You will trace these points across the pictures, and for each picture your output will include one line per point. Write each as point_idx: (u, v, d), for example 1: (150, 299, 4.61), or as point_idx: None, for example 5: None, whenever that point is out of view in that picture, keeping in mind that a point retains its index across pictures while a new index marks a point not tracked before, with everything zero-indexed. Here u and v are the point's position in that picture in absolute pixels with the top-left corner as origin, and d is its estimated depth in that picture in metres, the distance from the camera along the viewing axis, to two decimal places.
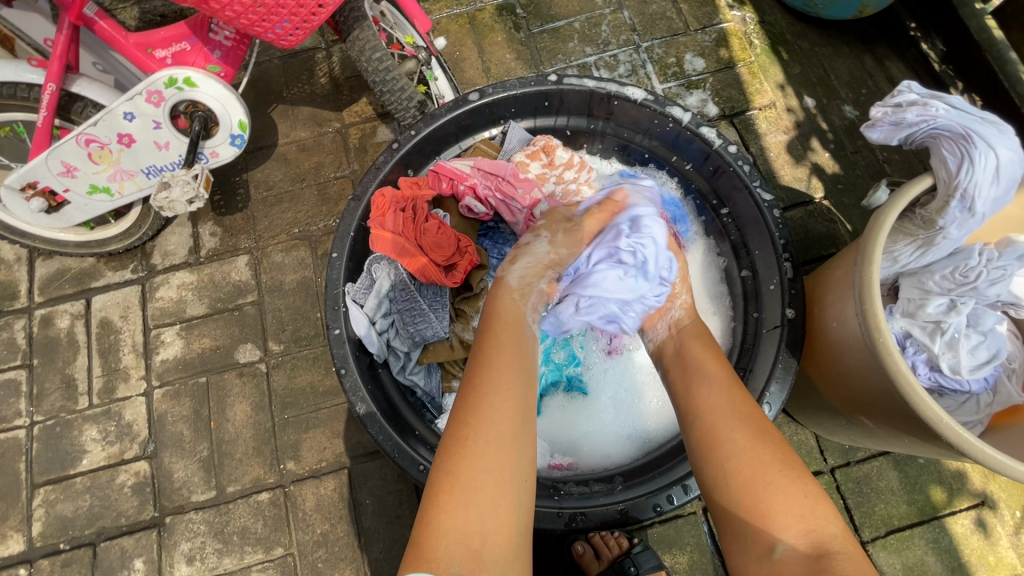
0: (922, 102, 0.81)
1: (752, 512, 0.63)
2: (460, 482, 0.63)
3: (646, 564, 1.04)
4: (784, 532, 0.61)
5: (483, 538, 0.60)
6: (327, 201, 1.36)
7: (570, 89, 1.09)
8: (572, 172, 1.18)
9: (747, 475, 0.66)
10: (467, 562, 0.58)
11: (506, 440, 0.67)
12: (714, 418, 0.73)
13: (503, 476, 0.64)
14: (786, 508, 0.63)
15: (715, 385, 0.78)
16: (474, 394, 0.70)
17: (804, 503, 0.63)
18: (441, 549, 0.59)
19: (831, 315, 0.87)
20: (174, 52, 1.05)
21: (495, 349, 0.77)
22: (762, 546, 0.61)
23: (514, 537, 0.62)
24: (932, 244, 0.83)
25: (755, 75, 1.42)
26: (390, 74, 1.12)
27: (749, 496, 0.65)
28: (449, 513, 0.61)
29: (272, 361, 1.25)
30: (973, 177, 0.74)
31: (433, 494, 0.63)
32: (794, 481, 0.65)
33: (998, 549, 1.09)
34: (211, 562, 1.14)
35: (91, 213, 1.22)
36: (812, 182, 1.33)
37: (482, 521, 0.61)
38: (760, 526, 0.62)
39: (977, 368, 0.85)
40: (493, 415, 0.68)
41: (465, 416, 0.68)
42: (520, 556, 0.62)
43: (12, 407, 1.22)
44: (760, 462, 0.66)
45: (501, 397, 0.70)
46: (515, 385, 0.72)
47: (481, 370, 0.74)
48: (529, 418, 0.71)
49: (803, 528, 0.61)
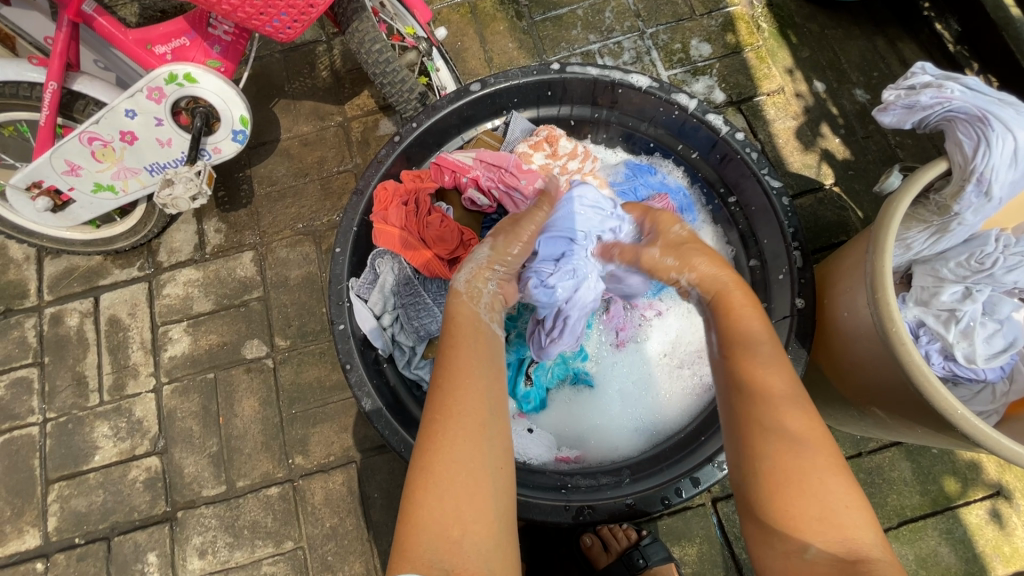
0: (937, 84, 0.79)
1: (780, 512, 0.59)
2: (436, 477, 0.61)
3: (655, 555, 1.03)
4: (812, 532, 0.57)
5: (462, 529, 0.59)
6: (331, 196, 1.36)
7: (573, 77, 1.06)
8: (576, 162, 1.17)
9: (778, 475, 0.61)
10: (447, 553, 0.57)
11: (476, 434, 0.65)
12: (760, 408, 0.66)
13: (478, 469, 0.63)
14: (827, 516, 0.57)
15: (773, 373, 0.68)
16: (438, 392, 0.68)
17: (845, 511, 0.58)
18: (421, 547, 0.58)
19: (842, 304, 0.85)
20: (174, 47, 1.04)
21: (457, 350, 0.73)
22: (791, 547, 0.57)
23: (495, 524, 0.61)
24: (947, 230, 0.81)
25: (763, 59, 1.39)
26: (390, 66, 1.11)
27: (779, 498, 0.60)
28: (425, 508, 0.60)
29: (278, 356, 1.25)
30: (989, 161, 0.72)
31: (412, 491, 0.62)
32: (841, 486, 0.59)
33: (1014, 539, 1.08)
34: (223, 555, 1.15)
35: (96, 212, 1.22)
36: (822, 169, 1.30)
37: (459, 514, 0.60)
38: (787, 528, 0.58)
39: (993, 357, 0.82)
40: (462, 413, 0.66)
41: (435, 415, 0.66)
42: (507, 547, 0.61)
43: (25, 405, 1.23)
44: (807, 461, 0.61)
45: (467, 393, 0.68)
46: (478, 381, 0.70)
47: (445, 371, 0.71)
48: (498, 410, 0.69)
49: (846, 537, 0.56)
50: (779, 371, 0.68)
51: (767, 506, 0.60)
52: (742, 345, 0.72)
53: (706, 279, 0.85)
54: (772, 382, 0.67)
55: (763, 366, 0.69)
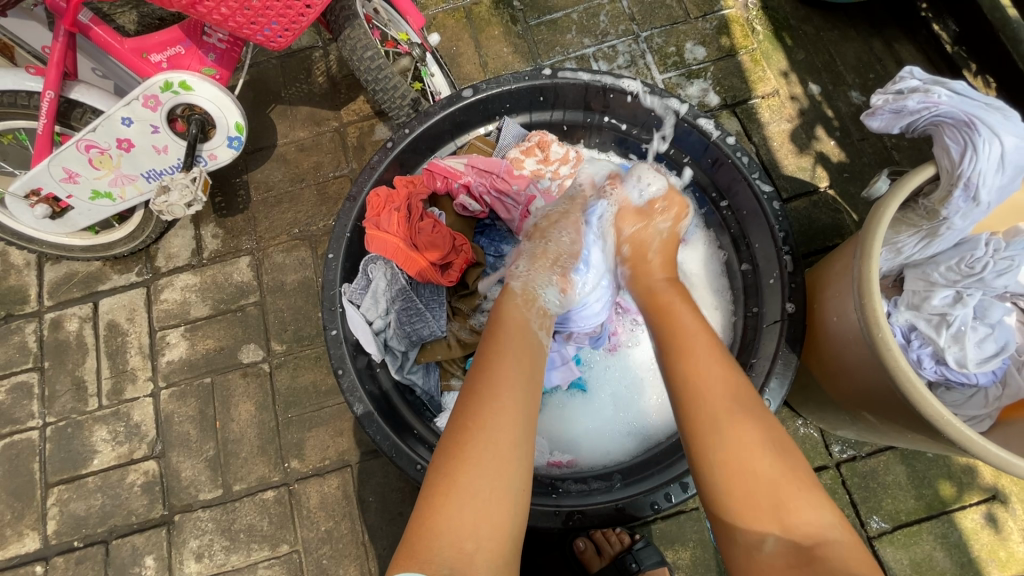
0: (924, 88, 0.78)
1: (731, 504, 0.61)
2: (458, 486, 0.62)
3: (648, 560, 1.03)
4: (769, 523, 0.59)
5: (475, 543, 0.59)
6: (326, 201, 1.37)
7: (565, 82, 1.07)
8: (568, 167, 1.17)
9: (734, 470, 0.61)
10: (459, 563, 0.57)
11: (505, 447, 0.65)
12: (700, 403, 0.67)
13: (500, 487, 0.62)
14: (781, 509, 0.59)
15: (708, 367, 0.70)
16: (473, 398, 0.69)
17: (796, 500, 0.59)
18: (434, 550, 0.58)
19: (831, 309, 0.85)
20: (169, 56, 1.05)
21: (499, 357, 0.74)
22: (750, 540, 0.59)
23: (507, 541, 0.61)
24: (937, 235, 0.81)
25: (758, 62, 1.39)
26: (383, 73, 1.11)
27: (733, 487, 0.61)
28: (444, 515, 0.60)
29: (275, 361, 1.26)
30: (976, 166, 0.71)
31: (429, 496, 0.62)
32: (796, 477, 0.61)
33: (1010, 544, 1.07)
34: (219, 558, 1.16)
35: (95, 218, 1.23)
36: (817, 171, 1.30)
37: (476, 525, 0.60)
38: (745, 521, 0.60)
39: (984, 361, 0.82)
40: (491, 423, 0.66)
41: (465, 421, 0.67)
42: (512, 560, 0.61)
43: (26, 409, 1.25)
44: (752, 456, 0.62)
45: (503, 403, 0.68)
46: (517, 391, 0.70)
47: (485, 375, 0.71)
48: (530, 426, 0.68)
49: (795, 525, 0.58)
50: (719, 362, 0.71)
51: (720, 499, 0.62)
52: (688, 346, 0.73)
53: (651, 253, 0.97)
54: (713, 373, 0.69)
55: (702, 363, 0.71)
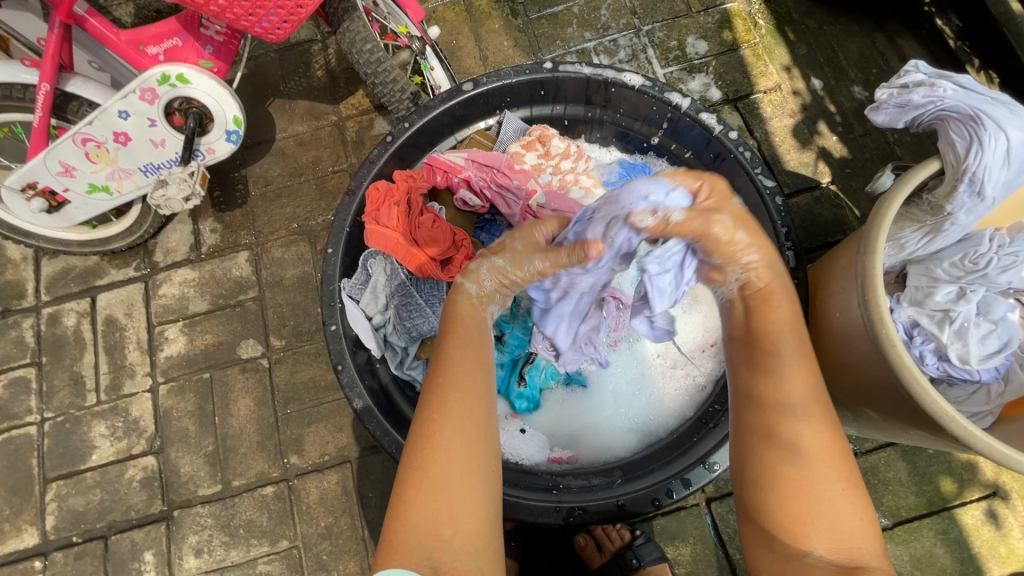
0: (929, 82, 0.78)
1: (782, 519, 0.64)
2: (429, 478, 0.61)
3: (649, 555, 1.04)
4: (817, 541, 0.61)
5: (453, 530, 0.59)
6: (326, 195, 1.36)
7: (566, 76, 1.07)
8: (569, 161, 1.15)
9: (791, 486, 0.64)
10: (436, 550, 0.58)
11: (472, 435, 0.65)
12: (774, 419, 0.68)
13: (471, 474, 0.62)
14: (828, 523, 0.62)
15: (794, 377, 0.69)
16: (436, 393, 0.67)
17: (843, 522, 0.62)
18: (412, 544, 0.58)
19: (835, 305, 0.84)
20: (166, 49, 1.04)
21: (460, 348, 0.72)
22: (793, 551, 0.62)
23: (484, 528, 0.61)
24: (940, 230, 0.80)
25: (760, 57, 1.38)
26: (382, 66, 1.11)
27: (788, 503, 0.64)
28: (419, 507, 0.60)
29: (273, 356, 1.26)
30: (982, 161, 0.71)
31: (402, 491, 0.62)
32: (845, 494, 0.63)
33: (1010, 540, 1.07)
34: (218, 554, 1.16)
35: (92, 213, 1.22)
36: (818, 167, 1.29)
37: (451, 514, 0.60)
38: (791, 534, 0.63)
39: (987, 357, 0.82)
40: (457, 415, 0.65)
41: (431, 415, 0.66)
42: (491, 543, 0.61)
43: (23, 405, 1.24)
44: (812, 473, 0.64)
45: (467, 395, 0.67)
46: (477, 379, 0.69)
47: (448, 369, 0.70)
48: (492, 413, 0.68)
49: (841, 545, 0.61)
50: (802, 382, 0.69)
51: (770, 514, 0.65)
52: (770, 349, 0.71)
53: (762, 266, 0.76)
54: (795, 395, 0.68)
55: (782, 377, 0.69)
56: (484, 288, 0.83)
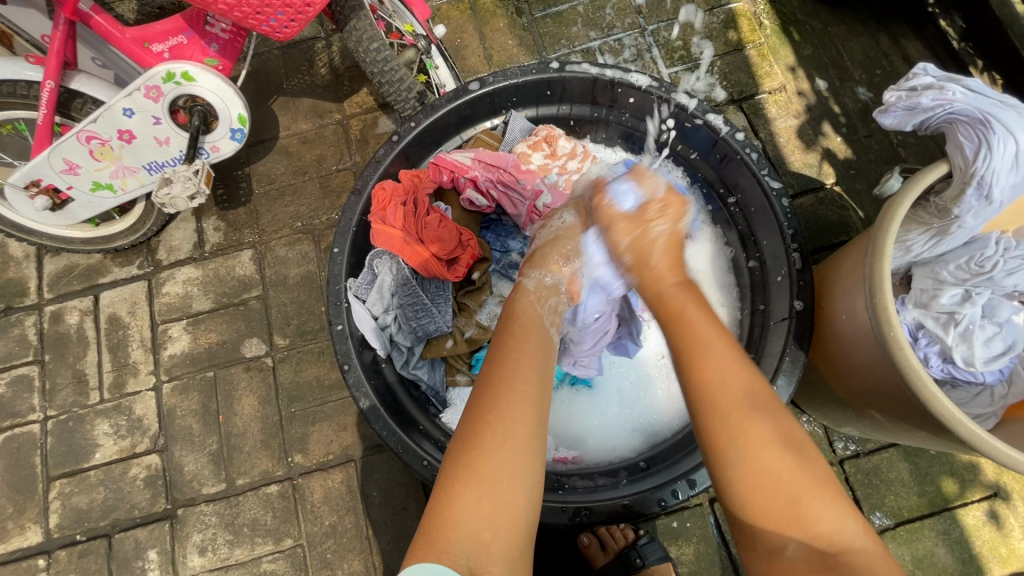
0: (939, 85, 0.78)
1: (749, 509, 0.61)
2: (474, 478, 0.61)
3: (652, 556, 1.04)
4: (790, 531, 0.58)
5: (493, 532, 0.58)
6: (330, 193, 1.35)
7: (572, 76, 1.06)
8: (575, 161, 1.16)
9: (756, 480, 0.60)
10: (474, 550, 0.57)
11: (520, 438, 0.64)
12: (725, 420, 0.64)
13: (517, 478, 0.62)
14: (800, 515, 0.59)
15: (733, 380, 0.65)
16: (490, 390, 0.67)
17: (818, 508, 0.59)
18: (451, 539, 0.57)
19: (841, 307, 0.85)
20: (172, 46, 1.04)
21: (513, 348, 0.73)
22: (772, 547, 0.59)
23: (522, 531, 0.60)
24: (947, 233, 0.81)
25: (765, 57, 1.38)
26: (388, 65, 1.11)
27: (756, 493, 0.60)
28: (461, 506, 0.59)
29: (278, 355, 1.25)
30: (990, 165, 0.71)
31: (445, 487, 0.61)
32: (814, 490, 0.60)
33: (1011, 540, 1.08)
34: (223, 552, 1.16)
35: (95, 210, 1.22)
36: (823, 168, 1.29)
37: (492, 516, 0.59)
38: (764, 528, 0.60)
39: (992, 360, 0.82)
40: (509, 414, 0.65)
41: (480, 412, 0.66)
42: (526, 550, 0.61)
43: (26, 403, 1.24)
44: (776, 468, 0.60)
45: (519, 394, 0.67)
46: (532, 383, 0.69)
47: (500, 368, 0.70)
48: (545, 417, 0.67)
49: (815, 531, 0.58)
50: (732, 361, 0.68)
51: (739, 506, 0.62)
52: (702, 346, 0.69)
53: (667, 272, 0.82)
54: (739, 391, 0.65)
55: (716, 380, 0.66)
56: (541, 283, 0.89)
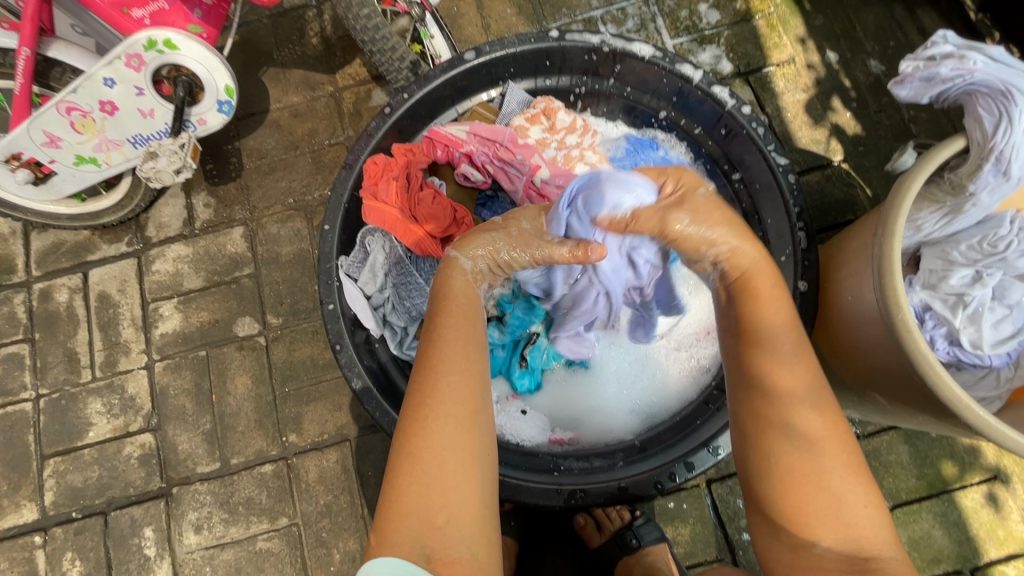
0: (959, 54, 0.73)
1: (784, 505, 0.60)
2: (422, 466, 0.58)
3: (648, 535, 1.04)
4: (825, 531, 0.58)
5: (447, 516, 0.57)
6: (322, 169, 1.32)
7: (573, 45, 1.02)
8: (574, 136, 1.10)
9: (794, 476, 0.60)
10: (430, 538, 0.56)
11: (466, 421, 0.61)
12: (774, 402, 0.63)
13: (468, 461, 0.60)
14: (838, 515, 0.58)
15: (796, 368, 0.64)
16: (429, 377, 0.63)
17: (859, 511, 0.58)
18: (402, 531, 0.56)
19: (847, 288, 0.82)
20: (152, 12, 0.99)
21: (453, 327, 0.67)
22: (799, 541, 0.59)
23: (479, 512, 0.59)
24: (960, 212, 0.77)
25: (774, 28, 1.32)
26: (380, 33, 1.06)
27: (793, 490, 0.59)
28: (409, 496, 0.57)
29: (271, 334, 1.24)
30: (1010, 139, 0.68)
31: (393, 478, 0.59)
32: (853, 488, 0.59)
33: (1009, 523, 1.07)
34: (218, 531, 1.16)
35: (81, 184, 1.18)
36: (831, 144, 1.25)
37: (445, 500, 0.57)
38: (796, 525, 0.59)
39: (1000, 343, 0.80)
40: (451, 397, 0.62)
41: (422, 398, 0.62)
42: (488, 529, 0.60)
43: (17, 381, 1.23)
44: (823, 462, 0.59)
45: (460, 377, 0.63)
46: (473, 363, 0.65)
47: (442, 351, 0.65)
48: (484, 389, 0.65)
49: (853, 533, 0.57)
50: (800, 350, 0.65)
51: (773, 500, 0.61)
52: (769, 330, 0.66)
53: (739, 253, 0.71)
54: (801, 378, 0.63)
55: (786, 362, 0.64)
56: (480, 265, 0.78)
